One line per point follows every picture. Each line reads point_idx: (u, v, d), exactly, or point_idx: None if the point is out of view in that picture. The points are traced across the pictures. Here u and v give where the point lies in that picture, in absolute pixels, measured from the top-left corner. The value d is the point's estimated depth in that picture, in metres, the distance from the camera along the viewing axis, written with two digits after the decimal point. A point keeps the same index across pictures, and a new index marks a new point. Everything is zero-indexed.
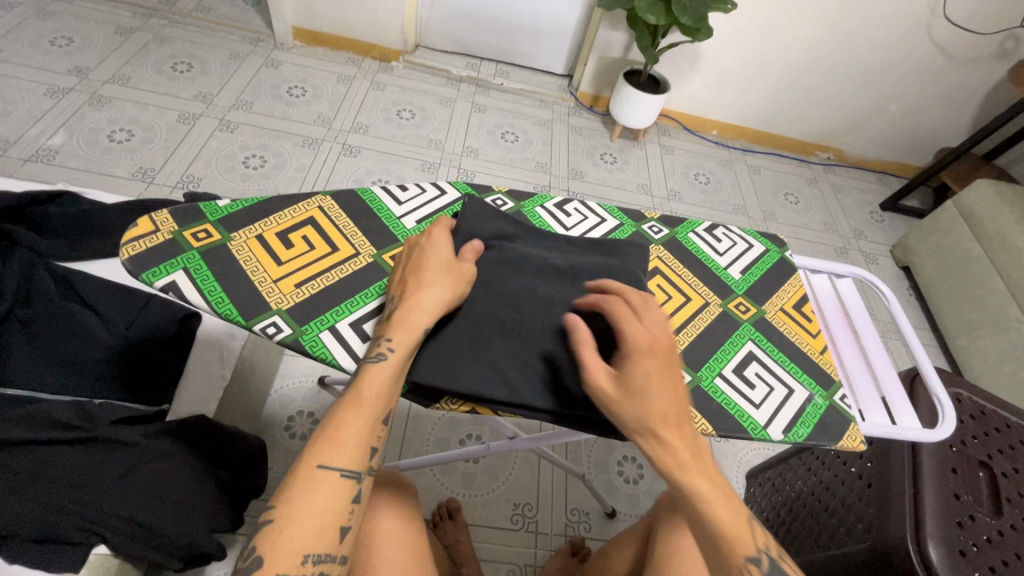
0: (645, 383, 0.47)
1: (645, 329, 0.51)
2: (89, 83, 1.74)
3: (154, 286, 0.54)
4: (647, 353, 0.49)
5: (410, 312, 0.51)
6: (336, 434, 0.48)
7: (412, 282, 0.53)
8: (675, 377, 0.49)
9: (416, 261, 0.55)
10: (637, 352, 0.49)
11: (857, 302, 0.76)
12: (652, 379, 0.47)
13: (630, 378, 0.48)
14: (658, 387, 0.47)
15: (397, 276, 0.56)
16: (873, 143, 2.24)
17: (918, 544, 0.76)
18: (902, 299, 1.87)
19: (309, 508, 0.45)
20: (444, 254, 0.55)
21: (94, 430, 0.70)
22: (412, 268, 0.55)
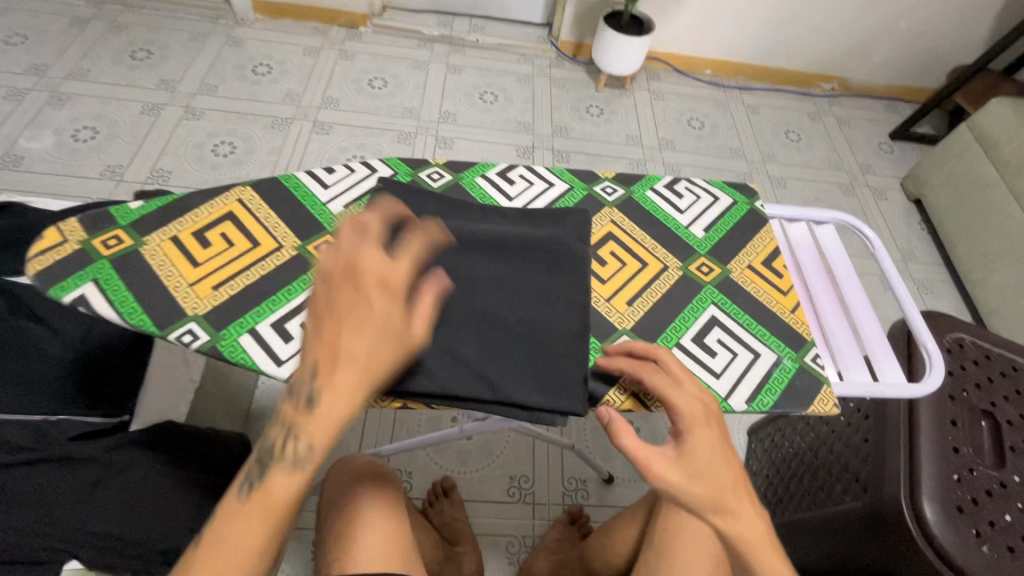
0: (705, 460, 0.46)
1: (689, 394, 0.49)
2: (47, 81, 1.67)
3: (62, 303, 0.49)
4: (701, 426, 0.47)
5: (356, 364, 0.42)
6: (266, 488, 0.44)
7: (368, 323, 0.42)
8: (721, 448, 0.48)
9: (356, 294, 0.42)
10: (693, 426, 0.47)
11: (837, 251, 0.71)
12: (711, 453, 0.46)
13: (691, 456, 0.46)
14: (713, 461, 0.47)
15: (332, 303, 0.43)
16: (881, 68, 2.09)
17: (914, 503, 0.72)
18: (914, 235, 1.77)
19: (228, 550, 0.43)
20: (396, 279, 0.43)
21: (48, 450, 0.68)
22: (355, 303, 0.42)
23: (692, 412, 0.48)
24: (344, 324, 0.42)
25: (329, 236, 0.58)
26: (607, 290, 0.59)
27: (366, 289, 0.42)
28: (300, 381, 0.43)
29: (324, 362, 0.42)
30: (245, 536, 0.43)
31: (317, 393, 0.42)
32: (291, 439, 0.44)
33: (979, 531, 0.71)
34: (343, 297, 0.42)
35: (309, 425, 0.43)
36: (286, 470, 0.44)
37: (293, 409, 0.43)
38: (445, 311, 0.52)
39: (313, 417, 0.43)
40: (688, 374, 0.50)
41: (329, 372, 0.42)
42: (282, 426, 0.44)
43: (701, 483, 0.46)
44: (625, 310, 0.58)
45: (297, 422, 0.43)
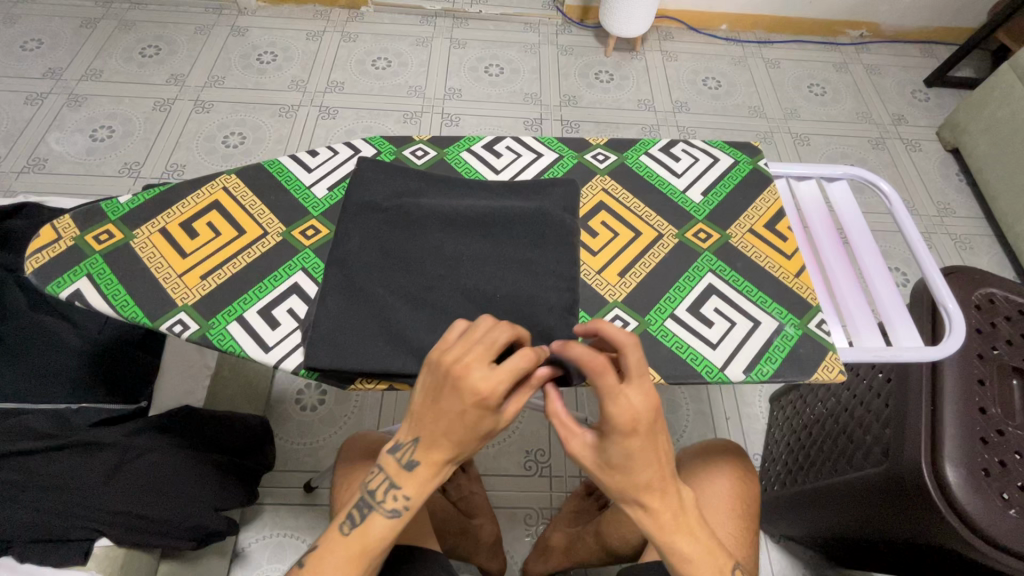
0: (623, 462, 0.47)
1: (626, 403, 0.45)
2: (64, 84, 1.71)
3: (59, 298, 0.51)
4: (628, 435, 0.46)
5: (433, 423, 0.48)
6: (364, 530, 0.52)
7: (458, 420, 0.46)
8: (659, 454, 0.48)
9: (448, 405, 0.46)
10: (616, 435, 0.46)
11: (850, 209, 0.66)
12: (633, 458, 0.47)
13: (610, 455, 0.48)
14: (645, 463, 0.48)
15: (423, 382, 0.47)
16: (914, 9, 1.93)
17: (934, 467, 0.69)
18: (950, 187, 1.67)
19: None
20: (491, 390, 0.44)
21: (71, 436, 0.71)
22: (450, 411, 0.46)
23: (617, 422, 0.45)
24: (436, 417, 0.47)
25: (313, 221, 0.58)
26: (597, 262, 0.57)
27: (461, 396, 0.45)
28: (407, 444, 0.51)
29: (427, 438, 0.49)
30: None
31: (419, 458, 0.50)
32: (392, 490, 0.52)
33: (1007, 496, 0.67)
34: (441, 397, 0.46)
35: (410, 481, 0.51)
36: (387, 515, 0.52)
37: (398, 467, 0.51)
38: (429, 290, 0.52)
39: (411, 474, 0.50)
40: (640, 379, 0.46)
41: (430, 445, 0.49)
42: (387, 478, 0.52)
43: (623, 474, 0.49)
44: (616, 282, 0.56)
45: (399, 476, 0.51)
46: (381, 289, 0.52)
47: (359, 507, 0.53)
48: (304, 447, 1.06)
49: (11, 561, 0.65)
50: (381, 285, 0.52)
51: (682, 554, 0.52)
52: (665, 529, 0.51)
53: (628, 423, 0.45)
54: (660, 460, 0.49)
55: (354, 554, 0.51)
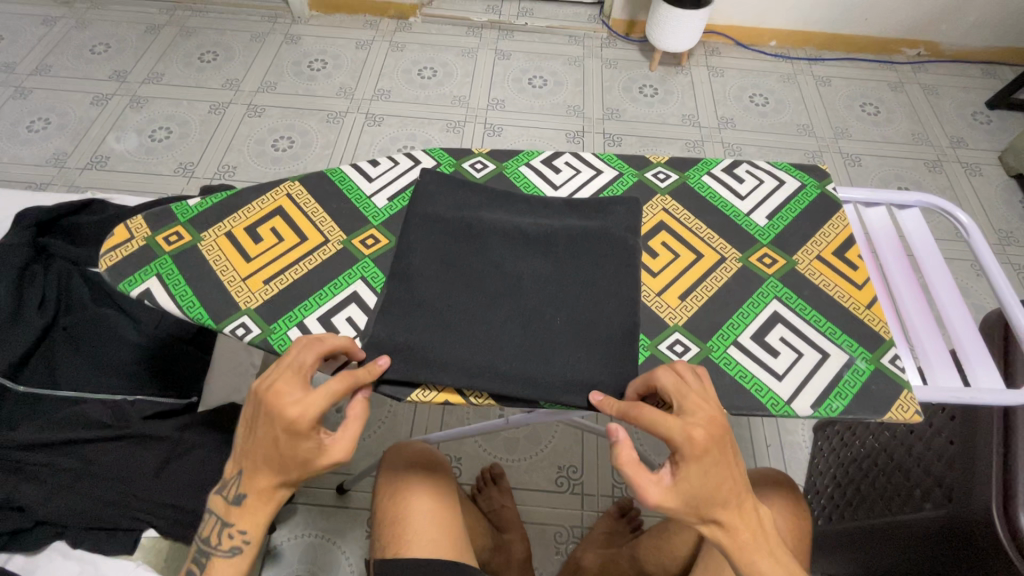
0: (700, 488, 0.45)
1: (685, 425, 0.44)
2: (128, 86, 1.79)
3: (130, 296, 0.54)
4: (698, 461, 0.44)
5: (253, 456, 0.47)
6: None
7: (289, 444, 0.45)
8: (733, 473, 0.46)
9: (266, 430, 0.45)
10: (687, 460, 0.44)
11: (924, 238, 0.63)
12: (705, 481, 0.45)
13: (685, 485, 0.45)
14: (715, 487, 0.45)
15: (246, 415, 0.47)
16: (977, 29, 1.86)
17: (1007, 516, 0.64)
18: (1012, 215, 1.59)
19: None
20: (308, 411, 0.44)
21: (127, 428, 0.75)
22: (269, 441, 0.45)
23: (686, 446, 0.44)
24: (256, 448, 0.47)
25: (373, 231, 0.58)
26: (657, 283, 0.55)
27: (274, 425, 0.45)
28: (233, 480, 0.50)
29: (251, 467, 0.48)
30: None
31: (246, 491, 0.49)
32: (227, 528, 0.51)
33: None
34: (259, 428, 0.46)
35: (242, 514, 0.50)
36: (226, 556, 0.51)
37: (227, 505, 0.50)
38: (487, 306, 0.52)
39: (241, 509, 0.50)
40: (689, 399, 0.45)
41: (256, 474, 0.48)
42: (218, 519, 0.51)
43: (693, 503, 0.46)
44: (677, 305, 0.54)
45: (229, 513, 0.50)
46: (441, 303, 0.52)
47: (198, 558, 0.52)
48: None
49: (65, 546, 0.68)
50: (442, 299, 0.52)
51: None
52: (744, 550, 0.48)
53: (697, 447, 0.44)
54: (734, 484, 0.46)
55: None
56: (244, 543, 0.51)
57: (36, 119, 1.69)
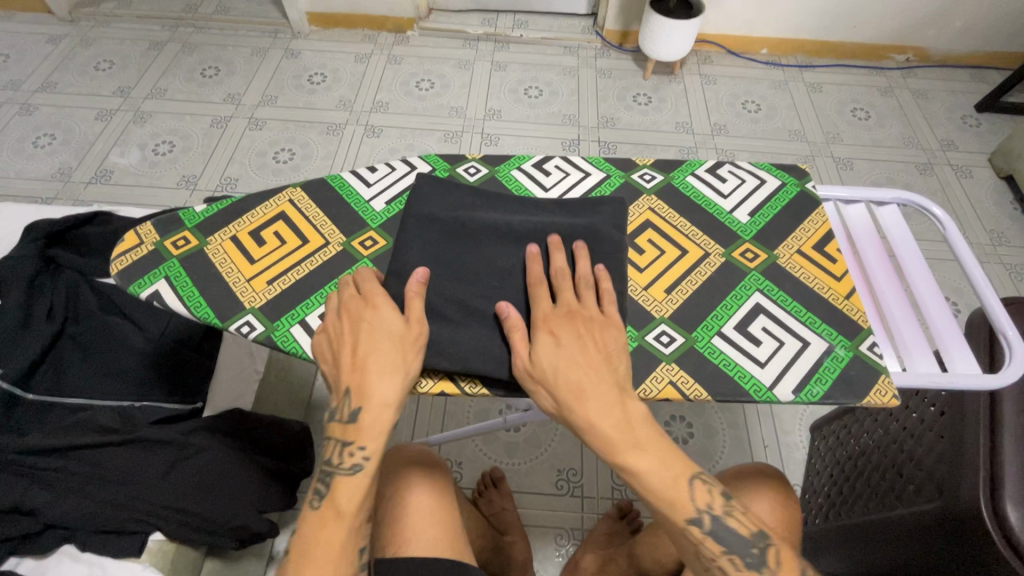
0: (550, 363, 0.49)
1: (546, 306, 0.52)
2: (132, 102, 1.83)
3: (140, 298, 0.56)
4: (551, 335, 0.50)
5: (350, 361, 0.50)
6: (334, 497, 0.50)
7: (375, 328, 0.50)
8: (594, 358, 0.50)
9: (353, 322, 0.51)
10: (539, 333, 0.50)
11: (902, 233, 0.65)
12: (557, 358, 0.49)
13: (536, 360, 0.49)
14: (569, 365, 0.49)
15: (328, 330, 0.52)
16: (963, 35, 1.90)
17: (995, 505, 0.65)
18: (1003, 215, 1.61)
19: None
20: (380, 292, 0.52)
21: (135, 432, 0.76)
22: (359, 331, 0.51)
23: (541, 320, 0.51)
24: (353, 348, 0.50)
25: (371, 232, 0.60)
26: (644, 278, 0.57)
27: (360, 313, 0.51)
28: (340, 403, 0.50)
29: (352, 377, 0.50)
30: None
31: (356, 406, 0.50)
32: (346, 448, 0.50)
33: None
34: (347, 329, 0.51)
35: (362, 432, 0.50)
36: (348, 474, 0.50)
37: (342, 427, 0.50)
38: (480, 301, 0.54)
39: (358, 425, 0.50)
40: (566, 289, 0.53)
41: (360, 379, 0.50)
42: (336, 444, 0.51)
43: (547, 383, 0.49)
44: (663, 299, 0.56)
45: (346, 433, 0.50)
46: (436, 299, 0.54)
47: (322, 481, 0.51)
48: None
49: (75, 549, 0.71)
50: (437, 296, 0.54)
51: (628, 467, 0.48)
52: (608, 443, 0.48)
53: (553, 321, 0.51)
54: (594, 369, 0.49)
55: (331, 522, 0.50)
56: (366, 461, 0.51)
57: (41, 135, 1.73)
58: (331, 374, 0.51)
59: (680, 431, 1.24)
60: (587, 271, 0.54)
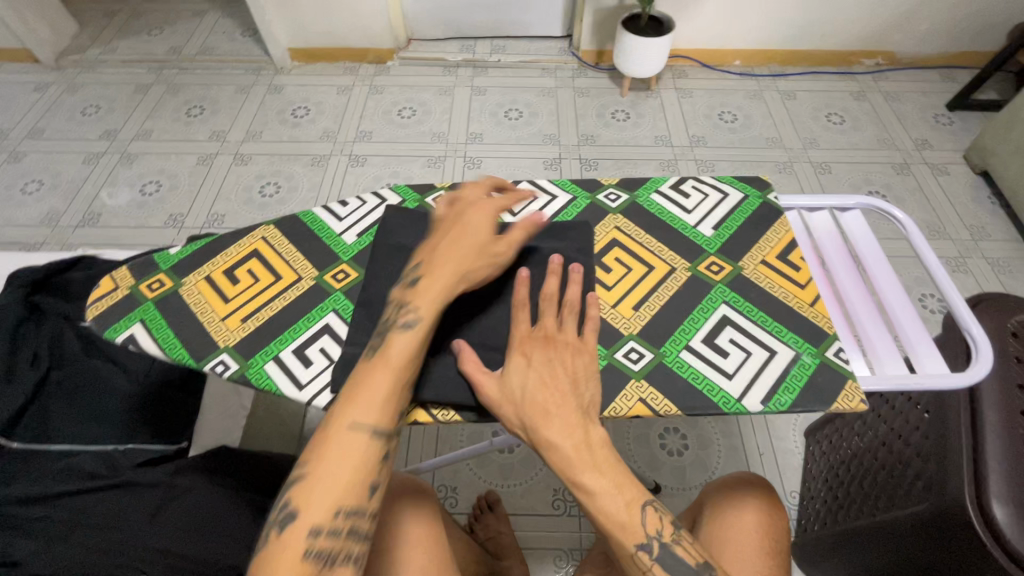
0: (521, 383, 0.50)
1: (524, 326, 0.53)
2: (119, 144, 1.86)
3: (115, 342, 0.56)
4: (523, 356, 0.51)
5: (443, 240, 0.56)
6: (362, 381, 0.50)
7: (478, 222, 0.57)
8: (564, 381, 0.50)
9: (467, 212, 0.58)
10: (513, 353, 0.51)
11: (866, 238, 0.66)
12: (527, 378, 0.50)
13: (508, 381, 0.50)
14: (538, 386, 0.50)
15: (440, 216, 0.59)
16: (929, 37, 1.95)
17: (981, 504, 0.65)
18: (983, 211, 1.64)
19: (346, 460, 0.48)
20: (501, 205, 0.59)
21: (118, 476, 0.76)
22: (463, 221, 0.57)
23: (517, 339, 0.52)
24: (454, 231, 0.56)
25: (343, 265, 0.61)
26: (611, 296, 0.58)
27: (475, 210, 0.58)
28: (414, 269, 0.55)
29: (434, 254, 0.55)
30: (353, 449, 0.48)
31: (425, 276, 0.54)
32: (402, 310, 0.52)
33: None
34: (459, 216, 0.58)
35: (418, 296, 0.53)
36: (401, 330, 0.51)
37: (408, 290, 0.54)
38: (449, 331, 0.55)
39: (419, 288, 0.53)
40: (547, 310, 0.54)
41: (439, 257, 0.55)
42: (393, 307, 0.53)
43: (517, 404, 0.49)
44: (631, 316, 0.57)
45: (406, 295, 0.53)
46: None
47: (377, 341, 0.52)
48: None
49: None
50: None
51: (586, 491, 0.48)
52: (571, 465, 0.48)
53: (528, 341, 0.52)
54: (563, 390, 0.50)
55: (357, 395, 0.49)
56: (417, 322, 0.51)
57: (29, 181, 1.75)
58: (425, 246, 0.57)
59: (675, 443, 1.24)
60: (577, 297, 0.54)
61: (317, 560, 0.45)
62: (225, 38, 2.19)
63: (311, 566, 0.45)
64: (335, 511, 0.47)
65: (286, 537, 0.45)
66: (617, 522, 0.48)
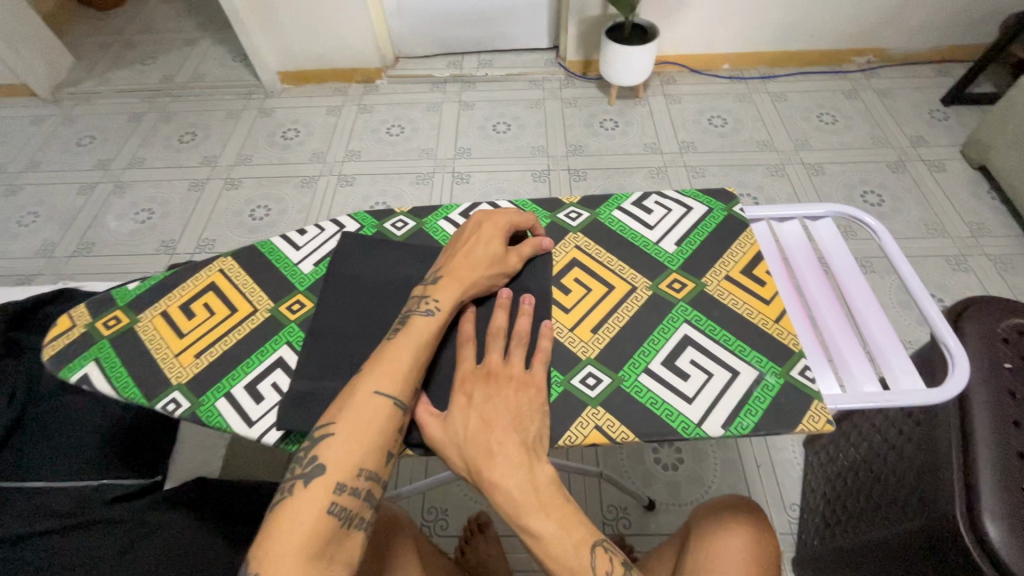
0: (463, 422, 0.49)
1: (467, 363, 0.52)
2: (112, 174, 1.88)
3: (69, 382, 0.56)
4: (467, 394, 0.50)
5: (462, 243, 0.58)
6: (378, 360, 0.50)
7: (497, 228, 0.58)
8: (507, 419, 0.49)
9: (487, 218, 0.59)
10: (456, 390, 0.50)
11: (837, 248, 0.64)
12: (470, 417, 0.49)
13: (450, 421, 0.49)
14: (482, 425, 0.48)
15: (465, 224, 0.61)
16: (920, 33, 1.93)
17: (973, 522, 0.62)
18: (982, 206, 1.60)
19: (366, 423, 0.47)
20: (522, 216, 0.60)
21: (90, 513, 0.76)
22: (484, 226, 0.58)
23: (461, 376, 0.51)
24: (473, 235, 0.58)
25: (299, 295, 0.61)
26: (570, 318, 0.57)
27: (496, 217, 0.59)
28: (435, 270, 0.56)
29: (454, 256, 0.56)
30: (373, 414, 0.47)
31: (443, 277, 0.55)
32: (423, 300, 0.54)
33: None
34: (481, 221, 0.59)
35: (440, 288, 0.54)
36: (423, 316, 0.52)
37: (426, 287, 0.55)
38: None
39: (440, 281, 0.54)
40: (494, 345, 0.52)
41: (459, 258, 0.56)
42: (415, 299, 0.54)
43: (459, 445, 0.48)
44: (589, 339, 0.55)
45: (427, 290, 0.54)
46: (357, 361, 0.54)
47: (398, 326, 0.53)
48: None
49: None
50: (359, 358, 0.54)
51: (532, 532, 0.47)
52: (517, 507, 0.47)
53: (472, 377, 0.51)
54: (507, 427, 0.48)
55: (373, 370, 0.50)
56: (437, 310, 0.53)
57: (25, 214, 1.77)
58: (447, 248, 0.59)
59: (669, 456, 1.21)
60: (527, 329, 0.54)
61: (338, 516, 0.45)
62: (216, 64, 2.22)
63: (331, 522, 0.45)
64: (357, 469, 0.46)
65: (308, 491, 0.45)
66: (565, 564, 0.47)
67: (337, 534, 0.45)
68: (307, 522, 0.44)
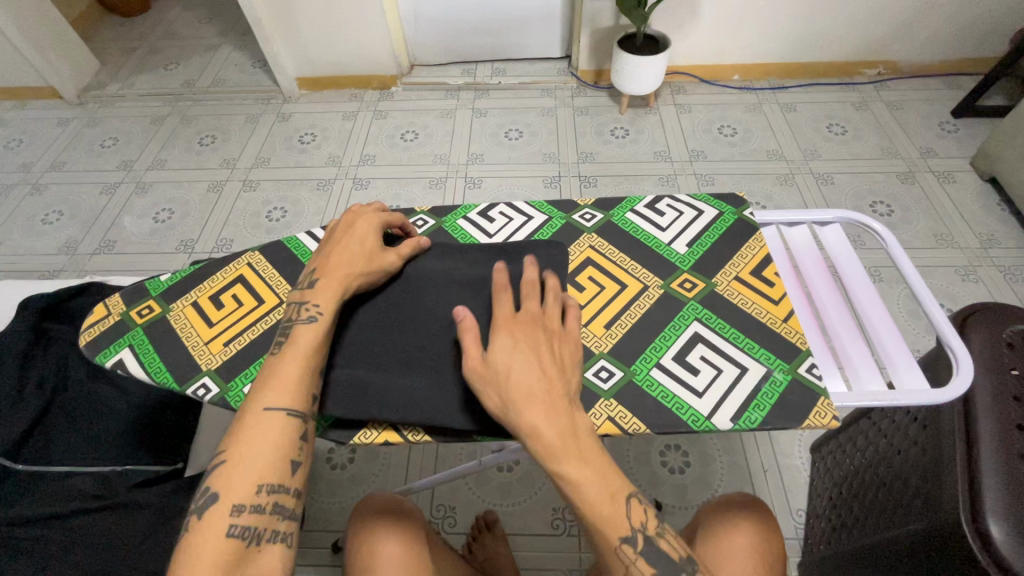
0: (507, 360, 0.50)
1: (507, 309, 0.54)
2: (134, 174, 1.93)
3: (105, 366, 0.58)
4: (510, 334, 0.51)
5: (335, 245, 0.60)
6: (268, 381, 0.51)
7: (368, 228, 0.61)
8: (547, 364, 0.50)
9: (357, 219, 0.62)
10: (499, 331, 0.52)
11: (844, 252, 0.66)
12: (513, 358, 0.50)
13: (494, 359, 0.50)
14: (524, 365, 0.50)
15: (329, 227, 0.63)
16: (931, 45, 1.94)
17: (977, 522, 0.63)
18: (992, 218, 1.60)
19: (262, 439, 0.49)
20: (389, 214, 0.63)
21: (115, 497, 0.78)
22: (356, 226, 0.61)
23: (501, 320, 0.53)
24: (343, 237, 0.60)
25: None
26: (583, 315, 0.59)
27: (364, 217, 0.62)
28: (309, 273, 0.58)
29: (328, 256, 0.59)
30: (268, 429, 0.49)
31: (320, 279, 0.57)
32: (302, 307, 0.55)
33: None
34: (351, 222, 0.62)
35: (317, 293, 0.56)
36: (305, 323, 0.54)
37: (303, 292, 0.57)
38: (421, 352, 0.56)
39: (316, 287, 0.56)
40: (530, 298, 0.54)
41: (335, 259, 0.58)
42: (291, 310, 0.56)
43: (501, 385, 0.49)
44: (603, 334, 0.57)
45: (304, 296, 0.56)
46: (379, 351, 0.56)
47: (281, 339, 0.55)
48: (334, 507, 1.10)
49: None
50: (381, 348, 0.57)
51: (569, 478, 0.47)
52: (555, 453, 0.47)
53: (512, 322, 0.53)
54: (547, 371, 0.50)
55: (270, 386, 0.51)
56: (319, 315, 0.55)
57: (50, 212, 1.82)
58: (319, 252, 0.61)
59: (677, 459, 1.22)
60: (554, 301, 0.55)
61: (241, 537, 0.46)
62: (236, 70, 2.27)
63: (235, 544, 0.46)
64: (256, 487, 0.48)
65: (206, 521, 0.46)
66: (598, 513, 0.48)
67: (243, 554, 0.46)
68: (206, 555, 0.45)
